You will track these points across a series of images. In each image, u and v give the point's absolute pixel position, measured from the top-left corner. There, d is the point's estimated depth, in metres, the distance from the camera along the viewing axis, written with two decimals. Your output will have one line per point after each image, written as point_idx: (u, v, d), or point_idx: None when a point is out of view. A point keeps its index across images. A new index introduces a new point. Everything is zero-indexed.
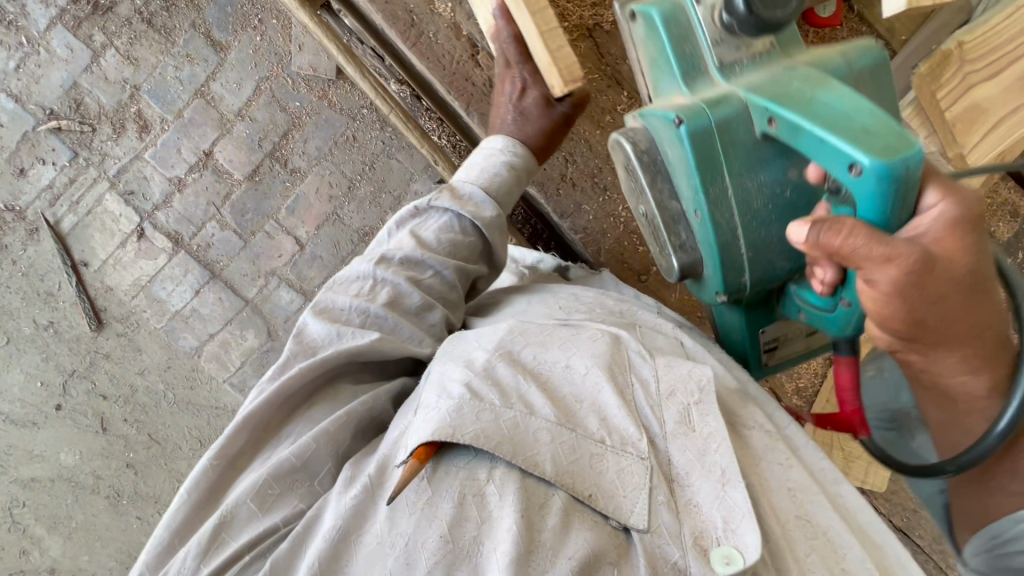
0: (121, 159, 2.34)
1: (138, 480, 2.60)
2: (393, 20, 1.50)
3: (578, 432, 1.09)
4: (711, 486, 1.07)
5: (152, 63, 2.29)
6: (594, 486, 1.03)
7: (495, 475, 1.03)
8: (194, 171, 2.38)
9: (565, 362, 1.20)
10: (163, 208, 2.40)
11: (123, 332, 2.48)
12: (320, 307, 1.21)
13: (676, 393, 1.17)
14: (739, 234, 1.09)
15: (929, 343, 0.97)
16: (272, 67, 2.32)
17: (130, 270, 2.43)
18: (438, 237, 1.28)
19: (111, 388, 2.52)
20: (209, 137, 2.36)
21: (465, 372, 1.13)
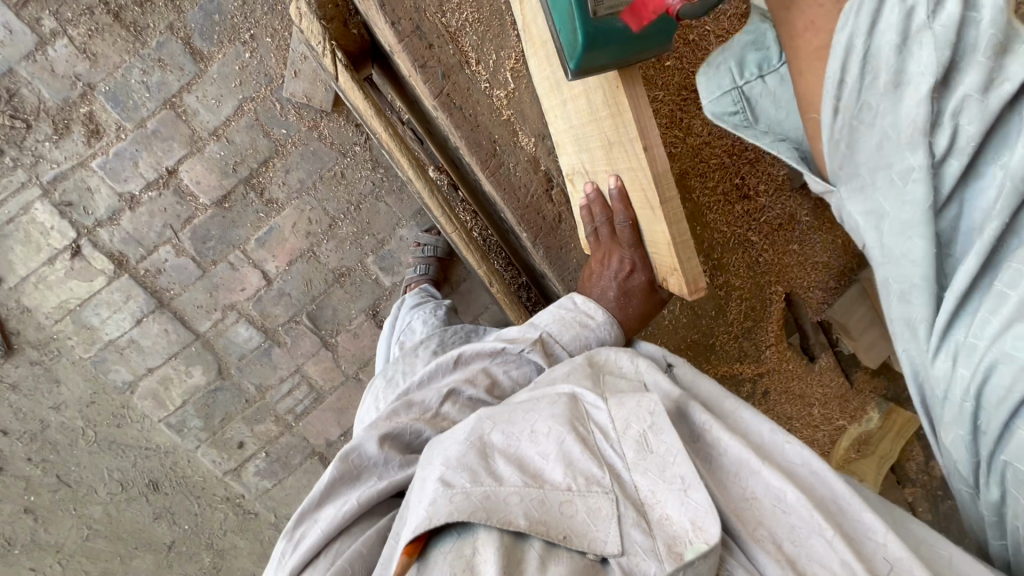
0: (60, 164, 2.02)
1: (39, 528, 2.29)
2: (477, 148, 1.42)
3: (546, 487, 0.93)
4: (675, 497, 0.91)
5: (114, 62, 1.99)
6: (566, 528, 0.89)
7: (479, 542, 0.88)
8: (152, 189, 2.11)
9: (528, 427, 1.01)
10: (107, 225, 2.10)
11: (39, 361, 2.14)
12: (384, 433, 1.07)
13: (633, 425, 0.99)
14: None
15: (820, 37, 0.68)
16: (260, 88, 2.12)
17: (55, 291, 2.10)
18: (512, 386, 1.19)
19: (15, 422, 2.17)
20: (175, 154, 2.10)
21: (438, 468, 0.96)
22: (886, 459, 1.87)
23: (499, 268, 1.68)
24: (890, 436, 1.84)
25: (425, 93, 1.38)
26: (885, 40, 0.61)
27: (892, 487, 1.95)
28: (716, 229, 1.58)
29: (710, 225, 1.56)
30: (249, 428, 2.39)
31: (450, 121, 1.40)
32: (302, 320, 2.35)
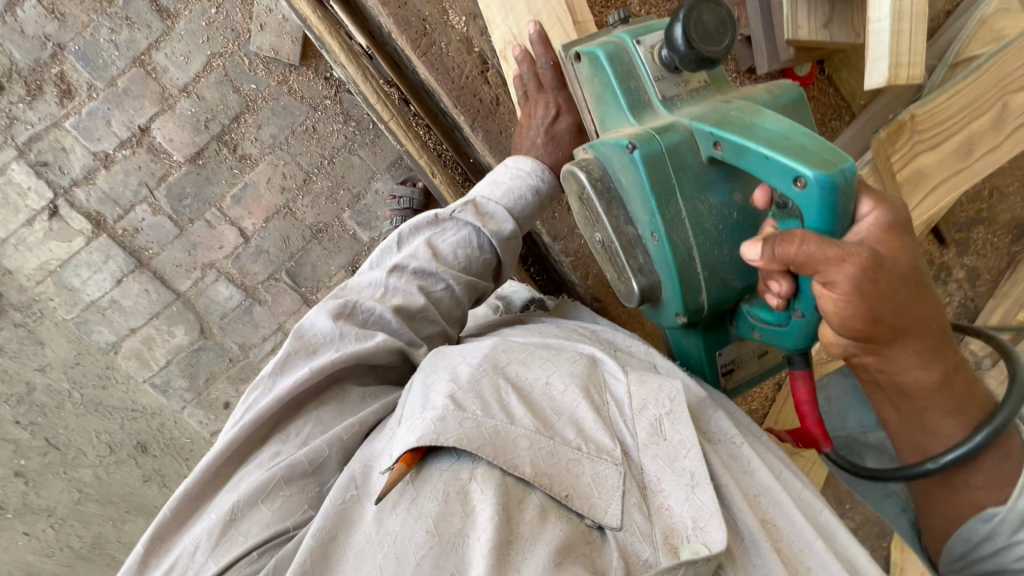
0: (34, 125, 2.06)
1: (31, 492, 2.32)
2: (406, 27, 1.40)
3: (555, 439, 0.97)
4: (677, 489, 0.96)
5: (82, 22, 2.03)
6: (570, 487, 0.92)
7: (478, 474, 0.91)
8: (126, 147, 2.13)
9: (544, 378, 1.07)
10: (83, 185, 2.13)
11: (23, 323, 2.18)
12: (337, 308, 1.12)
13: (649, 406, 1.04)
14: (696, 254, 1.00)
15: (888, 328, 0.83)
16: (227, 44, 2.14)
17: (36, 252, 2.14)
18: (455, 251, 1.21)
19: (2, 385, 2.21)
20: (147, 112, 2.13)
21: (451, 388, 1.01)
22: None
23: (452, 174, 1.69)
24: None
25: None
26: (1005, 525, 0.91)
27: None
28: None
29: None
30: (234, 388, 2.39)
31: (378, 1, 1.39)
32: (282, 277, 2.36)
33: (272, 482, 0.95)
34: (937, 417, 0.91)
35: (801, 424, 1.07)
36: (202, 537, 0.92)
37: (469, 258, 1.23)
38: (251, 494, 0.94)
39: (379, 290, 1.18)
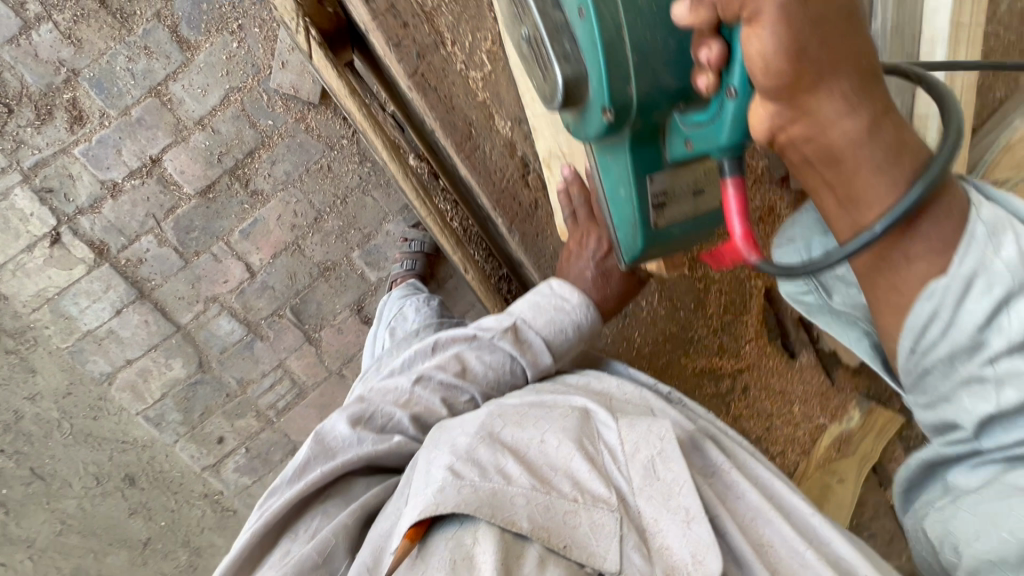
0: (42, 150, 2.00)
1: (12, 521, 2.25)
2: (452, 129, 1.42)
3: (552, 494, 0.96)
4: (676, 525, 0.96)
5: (99, 49, 1.98)
6: (569, 538, 0.91)
7: (477, 537, 0.88)
8: (136, 177, 2.08)
9: (539, 435, 1.05)
10: (88, 213, 2.07)
11: (16, 350, 2.11)
12: (357, 415, 1.11)
13: (640, 448, 1.04)
14: (626, 32, 0.84)
15: (813, 65, 0.62)
16: (247, 78, 2.11)
17: (34, 279, 2.07)
18: (485, 369, 1.20)
19: None
20: (159, 142, 2.08)
21: (447, 458, 0.98)
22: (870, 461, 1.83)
23: (478, 259, 1.65)
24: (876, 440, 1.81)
25: (400, 72, 1.38)
26: (971, 319, 0.64)
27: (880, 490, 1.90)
28: None
29: None
30: (229, 423, 2.35)
31: (425, 103, 1.39)
32: (285, 314, 2.32)
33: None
34: (869, 178, 0.65)
35: (728, 242, 0.84)
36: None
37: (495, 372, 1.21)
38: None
39: (402, 396, 1.16)
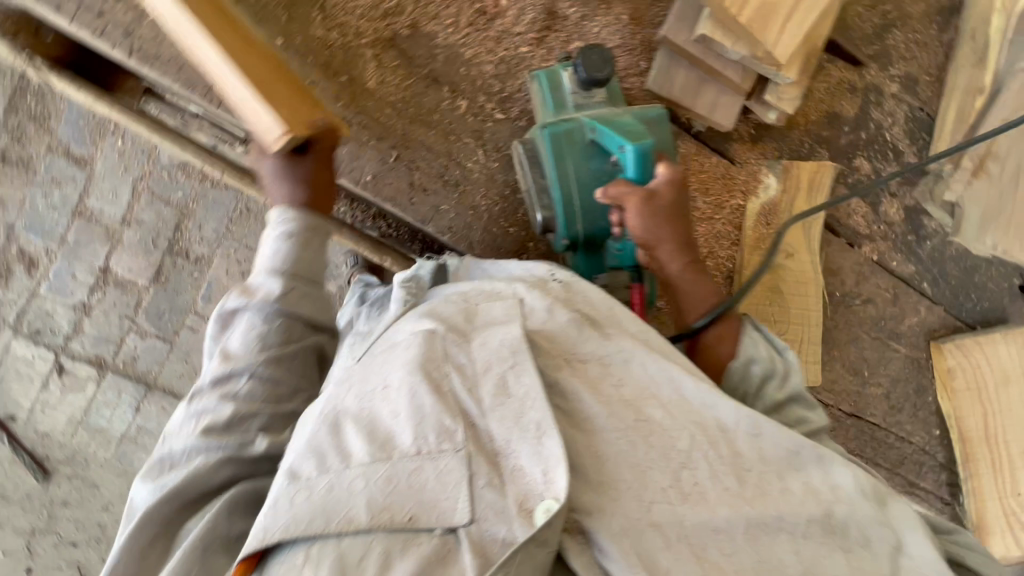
0: (17, 301, 2.30)
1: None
2: (116, 35, 1.23)
3: (392, 461, 0.75)
4: (527, 445, 0.77)
5: (20, 197, 2.24)
6: (414, 504, 0.73)
7: (314, 551, 0.72)
8: (96, 291, 2.31)
9: (382, 383, 0.81)
10: (75, 336, 2.33)
11: (74, 475, 2.39)
12: (149, 468, 0.91)
13: (490, 366, 0.82)
14: (569, 161, 1.06)
15: (656, 239, 1.04)
16: (144, 166, 2.25)
17: (61, 409, 2.36)
18: (244, 345, 0.95)
19: (78, 532, 2.42)
20: (101, 253, 2.30)
21: (293, 453, 0.78)
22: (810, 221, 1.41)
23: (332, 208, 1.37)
24: (803, 196, 1.38)
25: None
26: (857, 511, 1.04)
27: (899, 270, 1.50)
28: (476, 69, 1.21)
29: (475, 51, 1.20)
30: None
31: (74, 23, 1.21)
32: None
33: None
34: (679, 269, 1.06)
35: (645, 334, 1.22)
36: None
37: (264, 340, 0.96)
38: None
39: (190, 423, 0.93)
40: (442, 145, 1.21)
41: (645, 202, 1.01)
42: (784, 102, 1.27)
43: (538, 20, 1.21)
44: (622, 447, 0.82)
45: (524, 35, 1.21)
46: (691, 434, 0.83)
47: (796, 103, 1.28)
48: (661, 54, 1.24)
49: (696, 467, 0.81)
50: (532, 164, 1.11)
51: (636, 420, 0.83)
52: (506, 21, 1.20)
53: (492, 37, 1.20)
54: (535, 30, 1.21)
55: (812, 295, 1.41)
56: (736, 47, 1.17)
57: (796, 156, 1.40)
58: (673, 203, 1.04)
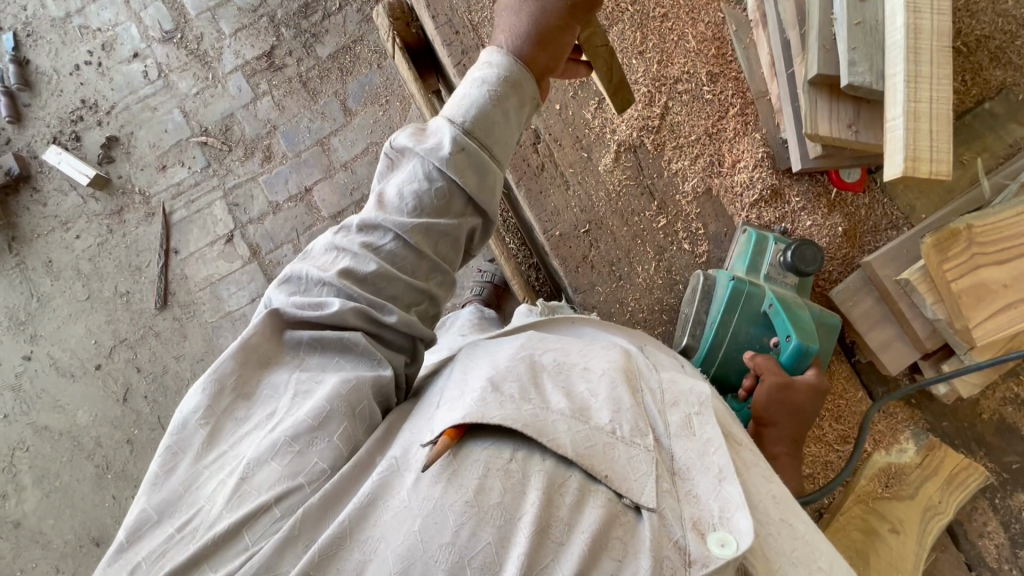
0: (241, 177, 2.49)
1: (110, 481, 2.24)
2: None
3: (591, 424, 0.70)
4: (707, 481, 0.70)
5: (294, 114, 2.51)
6: (609, 468, 0.66)
7: (525, 457, 0.66)
8: (292, 200, 2.45)
9: (581, 362, 0.81)
10: (255, 223, 2.45)
11: (179, 318, 2.39)
12: (289, 281, 0.82)
13: (678, 401, 0.79)
14: (734, 317, 1.14)
15: (771, 419, 1.03)
16: (384, 136, 2.46)
17: (207, 266, 2.43)
18: (401, 191, 0.81)
19: (148, 362, 2.35)
20: (314, 177, 2.46)
21: (488, 371, 0.77)
22: (934, 512, 1.26)
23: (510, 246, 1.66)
24: (935, 482, 1.27)
25: None
26: None
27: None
28: (687, 205, 1.34)
29: (696, 191, 1.34)
30: None
31: None
32: None
33: (261, 468, 0.67)
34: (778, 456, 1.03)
35: None
36: (186, 545, 0.64)
37: (420, 202, 0.80)
38: (245, 472, 0.67)
39: (330, 259, 0.82)
40: (627, 245, 1.34)
41: (780, 387, 1.02)
42: (961, 381, 1.20)
43: (761, 195, 1.31)
44: (769, 535, 0.70)
45: (745, 198, 1.32)
46: (835, 563, 0.71)
47: (973, 391, 1.21)
48: (856, 274, 1.26)
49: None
50: (702, 298, 1.19)
51: (782, 518, 0.73)
52: (735, 180, 1.33)
53: (716, 187, 1.34)
54: (755, 199, 1.31)
55: None
56: (936, 307, 1.15)
57: (946, 441, 1.31)
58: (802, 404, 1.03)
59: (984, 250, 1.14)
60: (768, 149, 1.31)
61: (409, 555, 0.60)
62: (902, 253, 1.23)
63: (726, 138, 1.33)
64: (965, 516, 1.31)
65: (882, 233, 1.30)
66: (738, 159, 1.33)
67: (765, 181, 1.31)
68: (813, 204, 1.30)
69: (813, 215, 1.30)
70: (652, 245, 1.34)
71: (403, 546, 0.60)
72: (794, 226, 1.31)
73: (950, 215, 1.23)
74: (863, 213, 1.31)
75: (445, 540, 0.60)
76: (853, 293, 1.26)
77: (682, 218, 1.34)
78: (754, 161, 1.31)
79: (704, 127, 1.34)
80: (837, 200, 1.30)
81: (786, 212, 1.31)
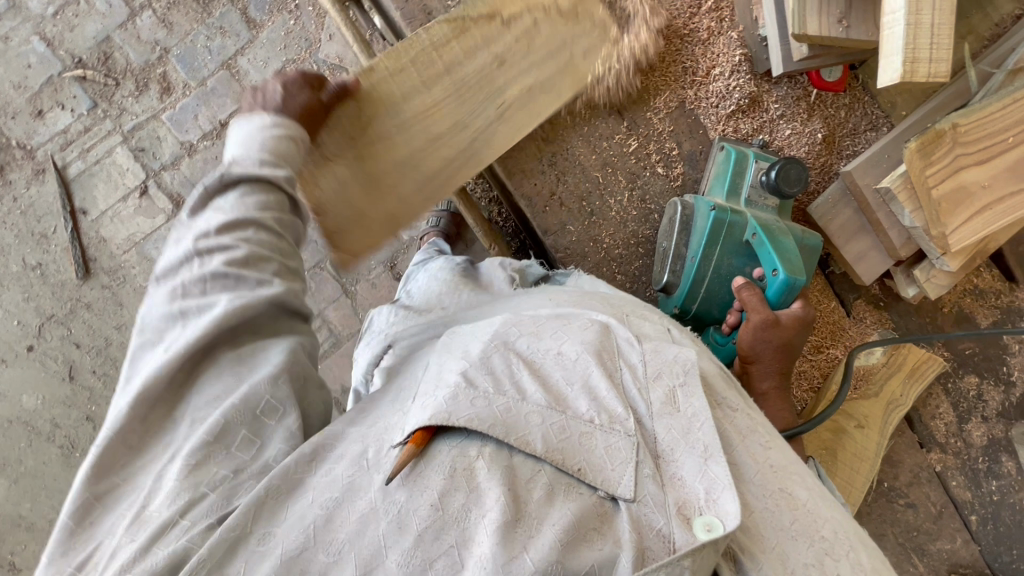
0: (138, 116, 2.10)
1: (80, 458, 2.10)
2: None
3: (569, 413, 0.66)
4: (692, 461, 0.66)
5: (185, 31, 2.09)
6: (585, 461, 0.62)
7: (496, 457, 0.61)
8: (207, 139, 2.11)
9: (556, 346, 0.74)
10: (170, 169, 2.12)
11: (109, 286, 2.12)
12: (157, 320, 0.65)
13: (663, 376, 0.72)
14: (714, 254, 1.08)
15: (759, 356, 1.00)
16: (300, 51, 2.08)
17: (126, 225, 2.13)
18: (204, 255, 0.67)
19: (86, 337, 2.12)
20: (228, 108, 2.11)
21: (461, 362, 0.69)
22: (895, 406, 1.34)
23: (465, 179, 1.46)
24: (898, 378, 1.34)
25: None
26: None
27: (955, 492, 1.43)
28: (661, 125, 1.21)
29: (668, 108, 1.21)
30: None
31: None
32: None
33: (199, 498, 0.60)
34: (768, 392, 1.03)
35: None
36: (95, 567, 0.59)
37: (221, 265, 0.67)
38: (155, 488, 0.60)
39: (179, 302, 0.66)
40: (597, 176, 1.22)
41: (766, 326, 0.98)
42: (930, 284, 1.20)
43: (737, 107, 1.20)
44: (766, 511, 0.69)
45: (721, 109, 1.20)
46: (838, 532, 0.71)
47: (940, 291, 1.22)
48: (836, 185, 1.21)
49: (841, 558, 0.68)
50: (682, 230, 1.12)
51: (780, 489, 0.71)
52: (710, 91, 1.20)
53: (690, 100, 1.21)
54: (732, 110, 1.20)
55: (865, 475, 1.33)
56: (915, 215, 1.11)
57: (909, 336, 1.37)
58: (791, 340, 1.00)
59: (965, 152, 1.08)
60: (745, 50, 1.18)
61: (370, 561, 0.56)
62: (878, 159, 1.16)
63: (698, 45, 1.18)
64: (920, 402, 1.42)
65: (861, 136, 1.23)
66: (713, 67, 1.19)
67: (741, 90, 1.19)
68: (792, 113, 1.20)
69: (790, 125, 1.21)
70: (624, 173, 1.22)
71: (367, 550, 0.57)
72: (774, 136, 1.21)
73: (932, 112, 1.16)
74: (844, 115, 1.23)
75: (408, 544, 0.57)
76: (831, 207, 1.22)
77: (657, 138, 1.22)
78: (729, 68, 1.18)
79: (673, 34, 1.17)
80: (816, 102, 1.21)
81: (765, 121, 1.21)
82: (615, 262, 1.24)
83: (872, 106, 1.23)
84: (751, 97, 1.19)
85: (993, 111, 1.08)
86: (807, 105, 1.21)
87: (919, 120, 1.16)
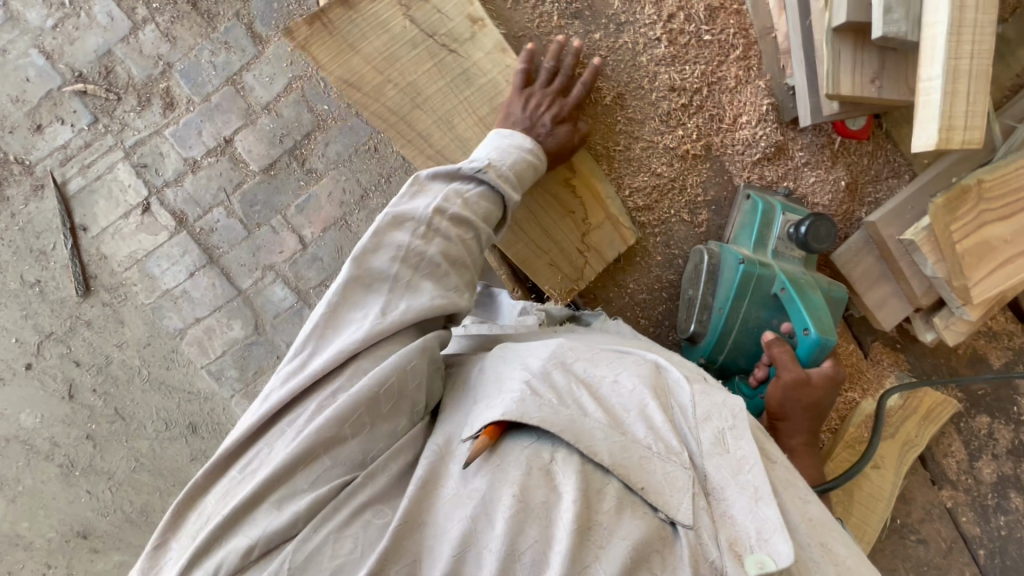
0: (140, 131, 1.94)
1: (79, 477, 1.93)
2: None
3: (628, 436, 0.66)
4: (742, 500, 0.64)
5: (188, 44, 1.92)
6: (646, 481, 0.63)
7: (567, 460, 0.63)
8: (211, 156, 1.94)
9: (612, 374, 0.73)
10: (173, 186, 1.95)
11: (110, 304, 1.96)
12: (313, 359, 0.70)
13: (713, 417, 0.70)
14: (743, 305, 1.08)
15: (789, 413, 1.01)
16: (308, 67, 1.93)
17: (128, 242, 1.96)
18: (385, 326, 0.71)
19: (86, 355, 1.95)
20: (233, 124, 1.93)
21: (523, 372, 0.70)
22: (911, 446, 1.36)
23: None
24: (914, 419, 1.36)
25: None
26: None
27: (965, 527, 1.45)
28: (687, 170, 1.21)
29: (695, 153, 1.20)
30: None
31: None
32: None
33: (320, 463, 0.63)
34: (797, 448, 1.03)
35: None
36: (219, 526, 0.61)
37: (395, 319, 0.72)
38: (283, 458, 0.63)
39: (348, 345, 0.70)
40: None
41: (796, 384, 0.99)
42: (948, 331, 1.22)
43: (762, 155, 1.20)
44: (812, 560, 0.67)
45: (746, 157, 1.20)
46: None
47: (958, 339, 1.22)
48: (858, 234, 1.22)
49: None
50: (709, 280, 1.12)
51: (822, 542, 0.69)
52: (736, 138, 1.20)
53: (716, 146, 1.20)
54: (757, 157, 1.20)
55: (880, 513, 1.35)
56: (937, 266, 1.11)
57: (924, 376, 1.38)
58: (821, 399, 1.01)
59: (988, 207, 1.11)
60: (771, 99, 1.18)
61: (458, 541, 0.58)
62: (902, 208, 1.17)
63: (724, 89, 1.18)
64: (933, 440, 1.45)
65: (883, 182, 1.24)
66: (739, 113, 1.18)
67: (766, 138, 1.19)
68: (816, 159, 1.21)
69: (814, 172, 1.21)
70: (650, 218, 1.22)
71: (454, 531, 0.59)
72: (798, 183, 1.22)
73: (954, 164, 1.18)
74: (867, 163, 1.23)
75: (494, 531, 0.58)
76: (853, 254, 1.22)
77: (683, 182, 1.21)
78: (755, 116, 1.18)
79: (699, 78, 1.17)
80: (840, 150, 1.21)
81: (789, 167, 1.21)
82: (639, 305, 1.24)
83: (895, 153, 1.24)
84: (776, 144, 1.20)
85: (1013, 169, 1.11)
86: (831, 152, 1.21)
87: (942, 173, 1.17)
